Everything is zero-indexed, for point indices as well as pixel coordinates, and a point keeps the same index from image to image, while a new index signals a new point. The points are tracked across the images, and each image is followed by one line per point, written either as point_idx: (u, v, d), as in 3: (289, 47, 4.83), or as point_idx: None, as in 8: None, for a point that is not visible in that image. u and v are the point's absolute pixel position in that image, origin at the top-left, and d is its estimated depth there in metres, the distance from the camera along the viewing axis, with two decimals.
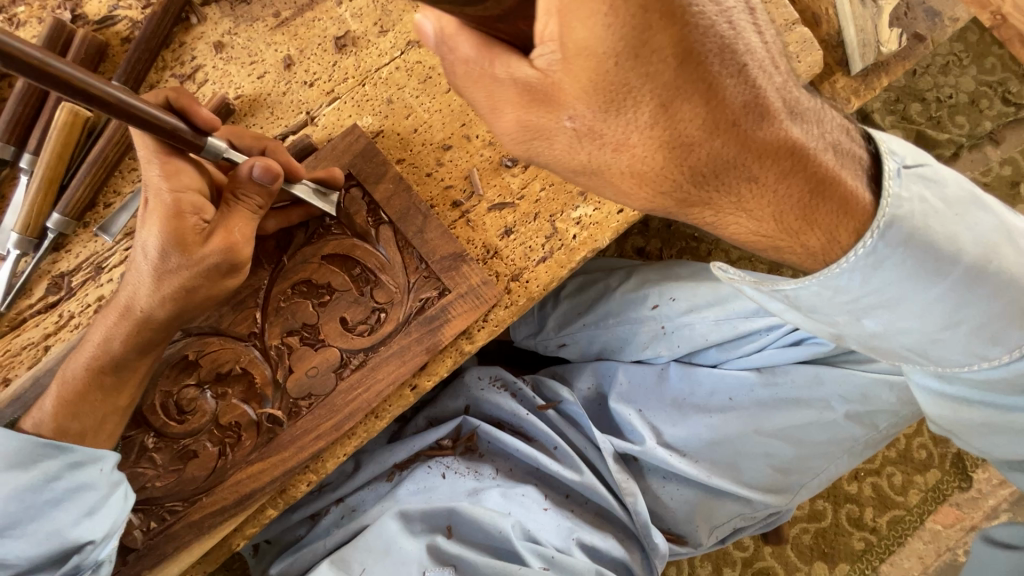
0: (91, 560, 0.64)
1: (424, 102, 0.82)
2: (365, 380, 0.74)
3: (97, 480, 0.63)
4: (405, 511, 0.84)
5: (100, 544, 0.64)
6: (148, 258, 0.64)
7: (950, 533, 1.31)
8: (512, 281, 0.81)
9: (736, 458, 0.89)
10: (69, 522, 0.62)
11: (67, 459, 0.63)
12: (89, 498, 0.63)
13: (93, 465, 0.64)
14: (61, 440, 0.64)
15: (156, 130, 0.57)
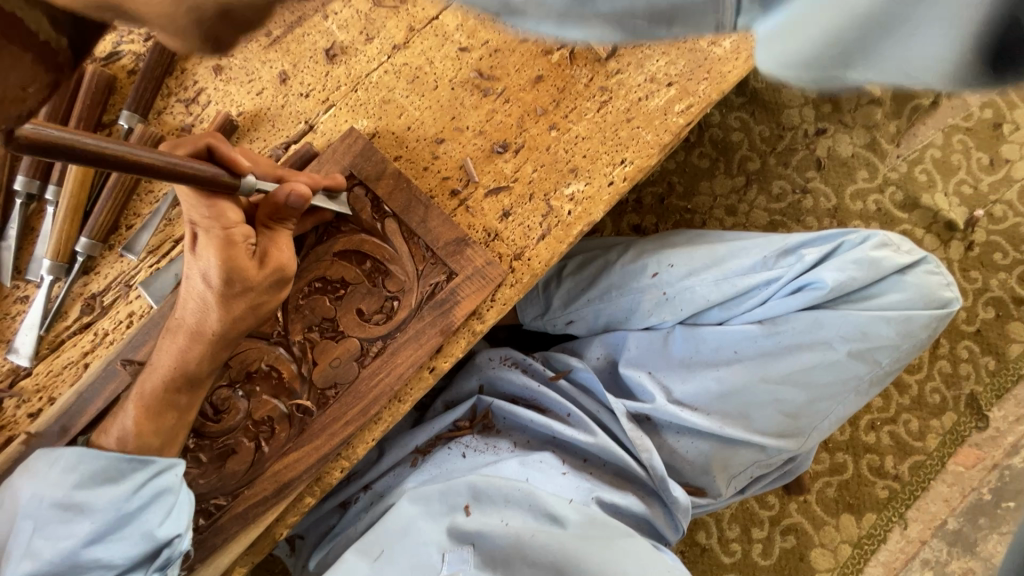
0: (179, 552, 0.69)
1: (415, 101, 0.87)
2: (386, 366, 0.78)
3: (172, 483, 0.68)
4: (424, 494, 0.86)
5: (185, 537, 0.69)
6: (210, 284, 0.68)
7: (972, 473, 1.33)
8: (515, 260, 0.85)
9: (746, 408, 0.92)
10: (155, 523, 0.66)
11: (145, 467, 0.67)
12: (169, 500, 0.67)
13: (168, 470, 0.68)
14: (140, 453, 0.68)
15: (204, 182, 0.60)
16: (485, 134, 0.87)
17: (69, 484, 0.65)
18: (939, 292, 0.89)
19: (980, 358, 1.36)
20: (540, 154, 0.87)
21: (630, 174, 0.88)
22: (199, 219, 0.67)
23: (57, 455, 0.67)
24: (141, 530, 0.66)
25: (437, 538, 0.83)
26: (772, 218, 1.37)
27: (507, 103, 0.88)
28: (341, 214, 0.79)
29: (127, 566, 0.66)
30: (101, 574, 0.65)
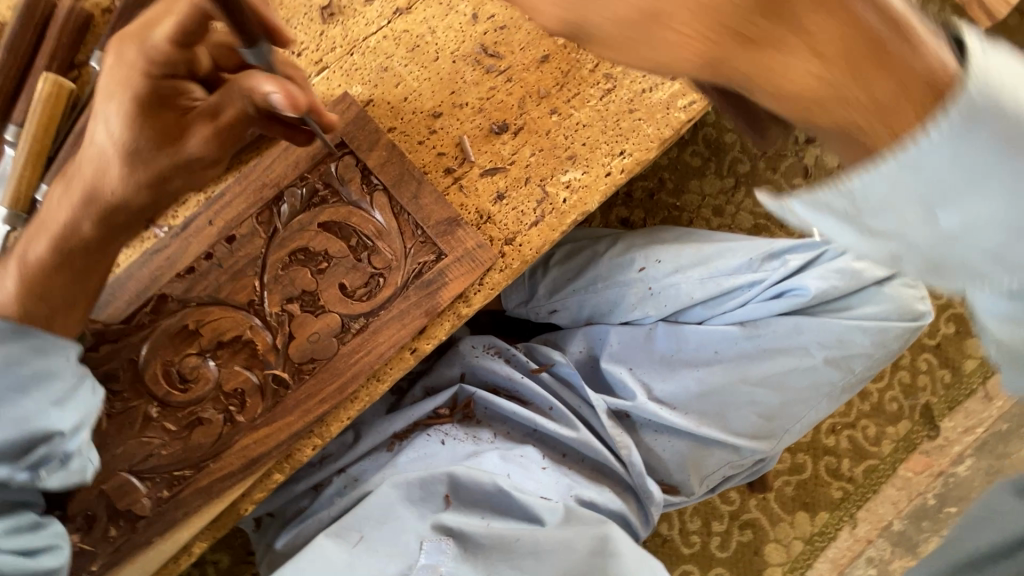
0: (60, 452, 0.62)
1: (414, 71, 0.83)
2: (367, 344, 0.76)
3: (61, 368, 0.62)
4: (405, 480, 0.87)
5: (71, 436, 0.62)
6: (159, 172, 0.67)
7: (919, 479, 1.40)
8: (507, 245, 0.83)
9: (723, 408, 0.94)
10: (36, 408, 0.60)
11: (28, 342, 0.61)
12: (55, 385, 0.62)
13: (59, 352, 0.63)
14: (25, 322, 0.62)
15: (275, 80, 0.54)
16: (484, 113, 0.84)
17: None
18: (915, 304, 0.91)
19: (938, 370, 1.42)
20: (538, 138, 0.85)
21: (629, 166, 0.87)
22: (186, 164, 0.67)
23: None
24: (15, 416, 0.60)
25: (416, 524, 0.85)
26: (757, 221, 1.39)
27: (509, 82, 0.85)
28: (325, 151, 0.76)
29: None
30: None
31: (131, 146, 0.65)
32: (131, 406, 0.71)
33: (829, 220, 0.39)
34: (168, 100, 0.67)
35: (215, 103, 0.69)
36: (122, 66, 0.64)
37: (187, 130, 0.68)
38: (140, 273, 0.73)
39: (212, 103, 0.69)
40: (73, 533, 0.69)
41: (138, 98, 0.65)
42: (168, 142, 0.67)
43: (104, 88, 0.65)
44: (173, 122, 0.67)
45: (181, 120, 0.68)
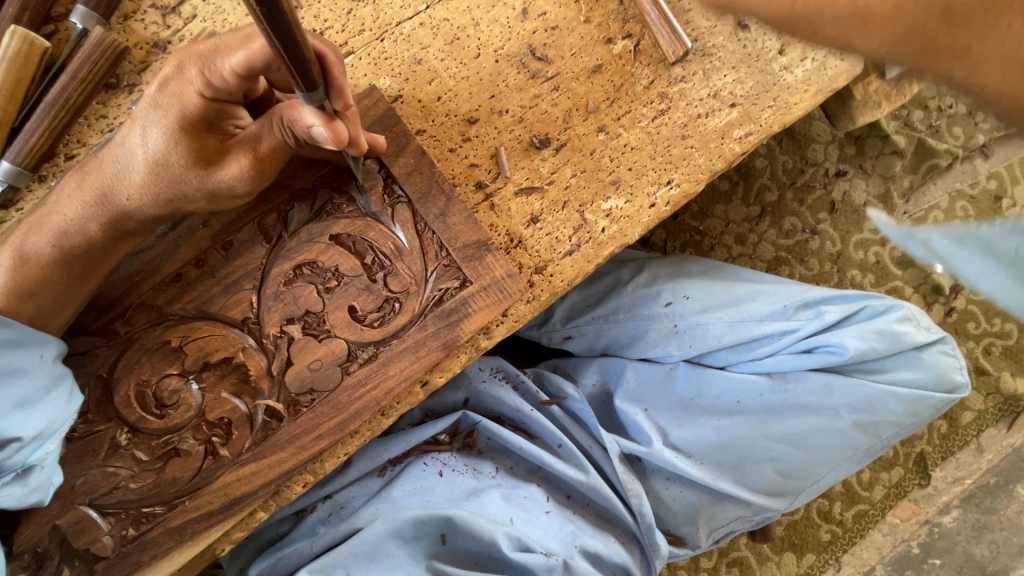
0: (14, 462, 0.55)
1: (451, 67, 0.74)
2: (375, 376, 0.67)
3: (34, 367, 0.56)
4: (400, 520, 0.82)
5: (29, 445, 0.55)
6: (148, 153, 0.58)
7: (905, 526, 1.40)
8: (536, 274, 0.75)
9: (742, 462, 0.90)
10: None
11: (5, 335, 0.56)
12: (20, 385, 0.55)
13: (35, 349, 0.57)
14: (7, 316, 0.57)
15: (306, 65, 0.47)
16: (525, 122, 0.75)
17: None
18: (951, 375, 0.88)
19: (935, 420, 1.41)
20: (582, 158, 0.76)
21: (675, 199, 0.78)
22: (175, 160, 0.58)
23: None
24: None
25: (407, 565, 0.82)
26: (778, 253, 1.33)
27: (555, 91, 0.76)
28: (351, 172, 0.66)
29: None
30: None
31: (162, 159, 0.58)
32: (96, 430, 0.61)
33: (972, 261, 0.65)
34: (213, 124, 0.60)
35: (258, 131, 0.60)
36: (175, 80, 0.57)
37: (225, 156, 0.59)
38: (119, 276, 0.63)
39: (255, 132, 0.60)
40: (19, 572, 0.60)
41: (182, 115, 0.57)
42: (201, 165, 0.58)
43: (150, 98, 0.58)
44: (213, 146, 0.60)
45: (224, 144, 0.60)
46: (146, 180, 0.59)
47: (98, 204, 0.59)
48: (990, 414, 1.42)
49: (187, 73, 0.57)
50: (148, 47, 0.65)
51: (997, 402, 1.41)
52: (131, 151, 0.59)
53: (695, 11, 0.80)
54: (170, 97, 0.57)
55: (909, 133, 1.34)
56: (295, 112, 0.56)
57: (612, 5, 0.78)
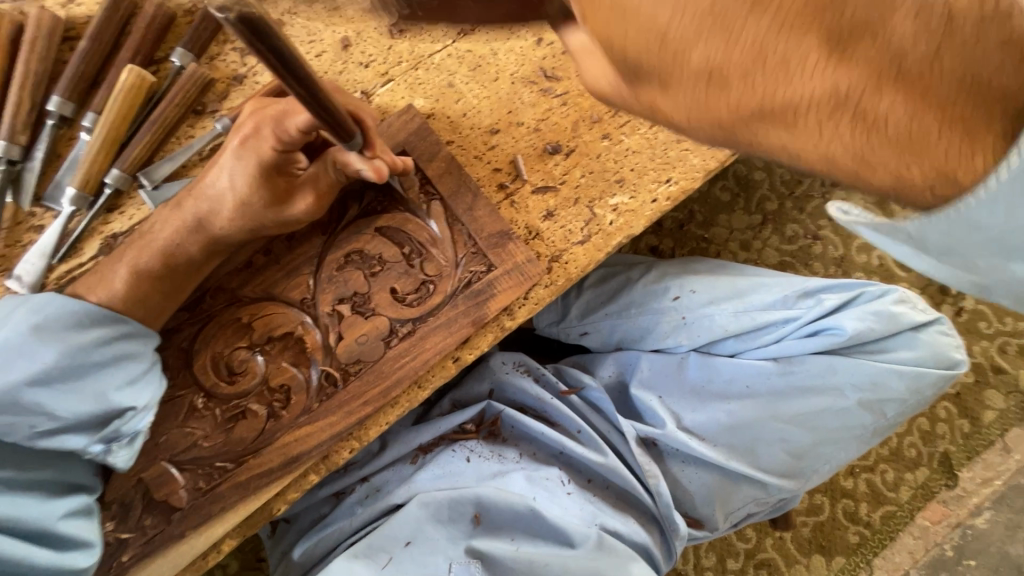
0: (129, 429, 0.66)
1: (474, 89, 0.86)
2: (413, 349, 0.76)
3: (141, 353, 0.67)
4: (434, 501, 0.88)
5: (139, 414, 0.66)
6: (233, 191, 0.69)
7: (937, 529, 1.38)
8: (553, 261, 0.84)
9: (753, 443, 0.95)
10: (113, 385, 0.65)
11: (120, 328, 0.67)
12: (134, 367, 0.66)
13: (141, 340, 0.68)
14: (119, 313, 0.67)
15: (332, 124, 0.59)
16: (539, 133, 0.87)
17: (28, 325, 0.63)
18: (948, 352, 0.93)
19: (957, 419, 1.41)
20: (589, 161, 0.88)
21: (674, 195, 0.88)
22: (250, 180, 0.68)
23: (23, 298, 0.65)
24: (95, 389, 0.65)
25: (446, 547, 0.87)
26: (782, 258, 1.41)
27: (564, 106, 0.88)
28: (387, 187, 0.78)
29: (70, 425, 0.63)
30: (39, 423, 0.62)
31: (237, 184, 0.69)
32: (178, 396, 0.71)
33: (898, 245, 0.50)
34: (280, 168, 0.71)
35: (315, 173, 0.72)
36: (253, 138, 0.68)
37: (293, 193, 0.71)
38: None
39: (313, 173, 0.72)
40: (108, 521, 0.69)
41: (260, 164, 0.68)
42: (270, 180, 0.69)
43: (232, 150, 0.69)
44: (285, 189, 0.70)
45: (292, 182, 0.71)
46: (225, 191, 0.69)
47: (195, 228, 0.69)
48: (1013, 413, 1.42)
49: (262, 132, 0.68)
50: (228, 81, 0.80)
51: (1017, 401, 1.42)
52: (222, 192, 0.69)
53: None
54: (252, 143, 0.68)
55: None
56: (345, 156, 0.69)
57: None
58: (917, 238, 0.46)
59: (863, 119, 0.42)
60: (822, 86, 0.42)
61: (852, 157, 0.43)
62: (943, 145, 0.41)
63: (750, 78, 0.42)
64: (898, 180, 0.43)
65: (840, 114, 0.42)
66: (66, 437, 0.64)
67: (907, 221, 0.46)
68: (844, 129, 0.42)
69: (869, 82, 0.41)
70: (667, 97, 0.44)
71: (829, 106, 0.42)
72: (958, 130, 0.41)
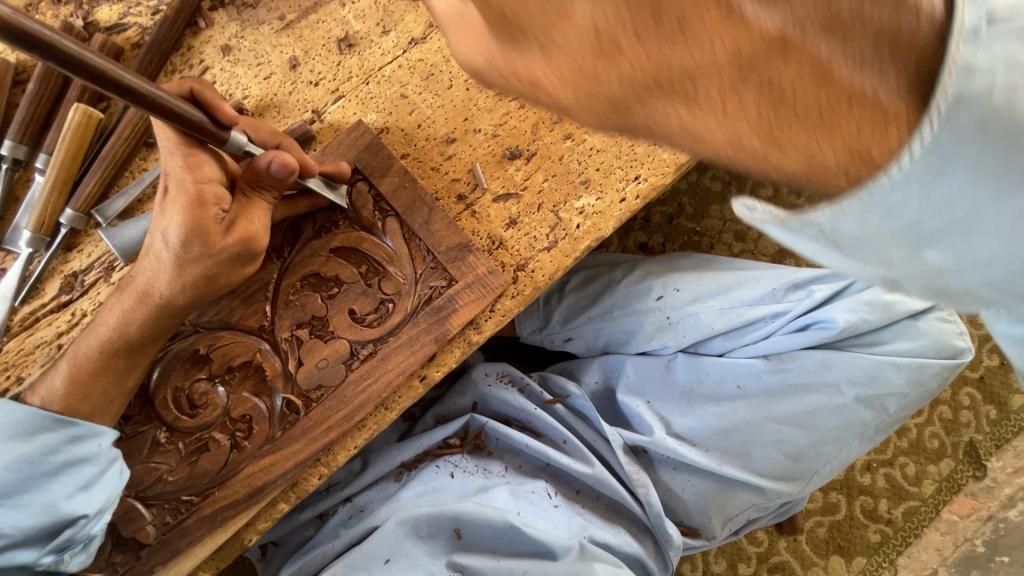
0: (83, 534, 0.64)
1: (428, 98, 0.84)
2: (375, 371, 0.75)
3: (95, 454, 0.64)
4: (412, 517, 0.86)
5: (92, 520, 0.64)
6: (170, 245, 0.65)
7: (966, 524, 1.30)
8: (518, 271, 0.82)
9: (747, 446, 0.90)
10: (63, 494, 0.63)
11: (70, 432, 0.64)
12: (86, 472, 0.64)
13: (93, 439, 0.65)
14: (67, 414, 0.65)
15: (182, 123, 0.59)
16: (498, 138, 0.84)
17: None
18: (952, 340, 0.86)
19: (982, 406, 1.32)
20: (552, 164, 0.84)
21: (644, 192, 0.84)
22: (172, 171, 0.66)
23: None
24: (44, 500, 0.62)
25: (427, 562, 0.85)
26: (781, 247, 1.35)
27: (522, 109, 0.85)
28: (336, 205, 0.76)
29: (18, 538, 0.62)
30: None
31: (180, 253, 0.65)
32: (141, 431, 0.71)
33: (806, 242, 0.36)
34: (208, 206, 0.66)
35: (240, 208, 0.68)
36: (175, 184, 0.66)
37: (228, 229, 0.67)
38: None
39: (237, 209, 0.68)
40: None
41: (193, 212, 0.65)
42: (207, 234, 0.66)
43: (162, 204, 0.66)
44: (222, 226, 0.66)
45: (223, 218, 0.67)
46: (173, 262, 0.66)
47: (139, 297, 0.67)
48: None
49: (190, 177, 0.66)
50: None
51: None
52: (163, 254, 0.66)
53: None
54: (184, 189, 0.65)
55: None
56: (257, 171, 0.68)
57: None
58: (833, 231, 0.34)
59: (764, 92, 0.31)
60: (731, 45, 0.31)
61: (758, 137, 0.33)
62: (853, 118, 0.30)
63: (643, 39, 0.33)
64: (809, 163, 0.32)
65: (740, 87, 0.32)
66: (16, 549, 0.62)
67: (819, 212, 0.33)
68: (749, 107, 0.32)
69: (769, 49, 0.30)
70: (548, 64, 0.38)
71: (728, 79, 0.32)
72: (872, 104, 0.29)
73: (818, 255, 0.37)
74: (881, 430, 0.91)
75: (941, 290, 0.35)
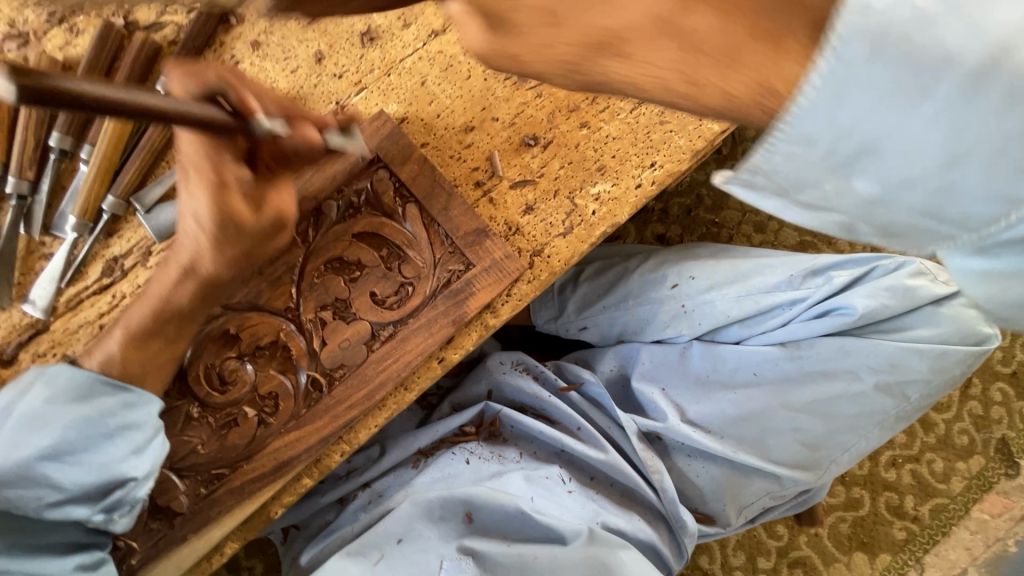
0: (132, 496, 0.68)
1: (447, 89, 0.86)
2: (395, 351, 0.77)
3: (145, 421, 0.68)
4: (425, 500, 0.89)
5: (141, 483, 0.68)
6: (201, 225, 0.63)
7: (998, 523, 1.26)
8: (535, 256, 0.83)
9: (763, 434, 0.90)
10: (118, 456, 0.67)
11: (123, 398, 0.68)
12: (136, 436, 0.67)
13: (143, 407, 0.69)
14: (120, 380, 0.69)
15: (216, 126, 0.53)
16: (515, 126, 0.86)
17: (41, 398, 0.65)
18: (977, 326, 0.85)
19: (1015, 402, 1.28)
20: (568, 151, 0.86)
21: (660, 178, 0.85)
22: (191, 154, 0.61)
23: (37, 370, 0.67)
24: (100, 461, 0.66)
25: (438, 546, 0.87)
26: (802, 238, 1.33)
27: (539, 97, 0.87)
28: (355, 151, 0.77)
29: (74, 495, 0.66)
30: (45, 496, 0.65)
31: (212, 232, 0.63)
32: (175, 406, 0.74)
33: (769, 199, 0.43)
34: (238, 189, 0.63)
35: (264, 187, 0.66)
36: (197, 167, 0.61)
37: (259, 210, 0.65)
38: None
39: (264, 187, 0.66)
40: None
41: (222, 200, 0.61)
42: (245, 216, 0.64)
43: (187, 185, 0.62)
44: (251, 207, 0.64)
45: (254, 198, 0.64)
46: (209, 243, 0.64)
47: (181, 271, 0.67)
48: None
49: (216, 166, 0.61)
50: None
51: None
52: (192, 230, 0.64)
53: None
54: (206, 174, 0.61)
55: None
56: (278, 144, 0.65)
57: None
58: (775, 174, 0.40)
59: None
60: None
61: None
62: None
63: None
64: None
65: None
66: (69, 507, 0.66)
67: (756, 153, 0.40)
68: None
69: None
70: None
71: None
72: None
73: (782, 214, 0.43)
74: (903, 418, 0.89)
75: (896, 227, 0.40)
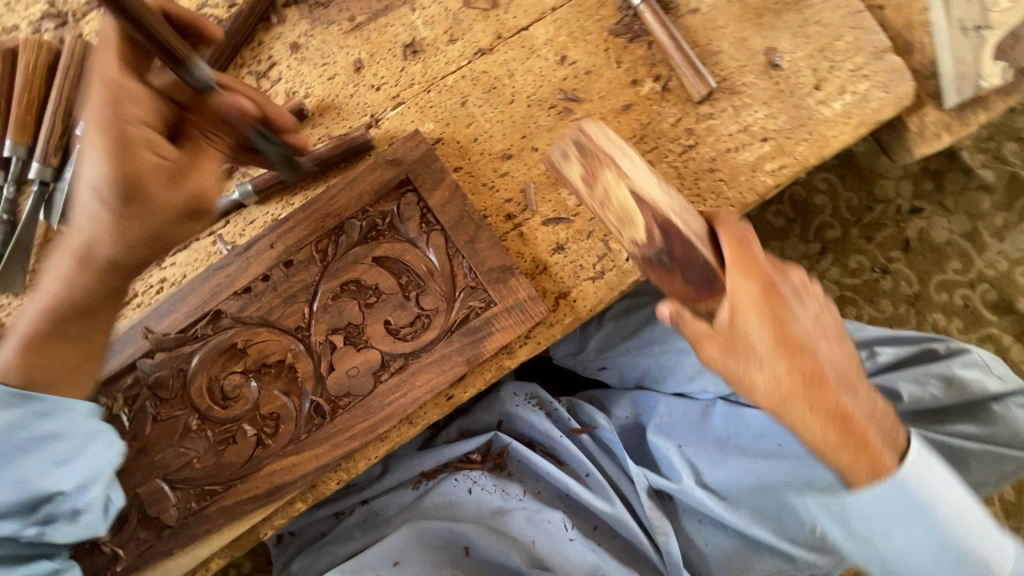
0: (68, 507, 0.63)
1: (487, 112, 0.82)
2: (403, 385, 0.74)
3: (68, 429, 0.62)
4: (423, 527, 0.87)
5: (75, 492, 0.63)
6: (102, 197, 0.57)
7: None
8: (560, 298, 0.79)
9: (782, 508, 0.85)
10: (40, 469, 0.60)
11: (35, 407, 0.61)
12: (60, 446, 0.61)
13: (64, 414, 0.62)
14: (27, 388, 0.61)
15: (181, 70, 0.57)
16: None
17: None
18: None
19: None
20: None
21: None
22: (95, 110, 0.57)
23: None
24: (18, 477, 0.60)
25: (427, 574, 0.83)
26: (842, 293, 1.26)
27: None
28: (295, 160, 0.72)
29: None
30: None
31: (118, 203, 0.57)
32: (175, 416, 0.72)
33: None
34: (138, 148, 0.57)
35: (188, 159, 0.60)
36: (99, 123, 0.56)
37: (175, 181, 0.59)
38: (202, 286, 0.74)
39: (187, 159, 0.60)
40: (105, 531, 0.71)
41: (126, 158, 0.56)
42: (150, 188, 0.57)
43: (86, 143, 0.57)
44: (164, 177, 0.58)
45: (169, 169, 0.59)
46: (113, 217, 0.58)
47: (78, 258, 0.60)
48: None
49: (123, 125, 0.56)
50: None
51: None
52: (91, 203, 0.58)
53: (724, 52, 0.85)
54: (107, 130, 0.56)
55: (1000, 167, 1.26)
56: (219, 110, 0.61)
57: (641, 51, 0.83)
58: None
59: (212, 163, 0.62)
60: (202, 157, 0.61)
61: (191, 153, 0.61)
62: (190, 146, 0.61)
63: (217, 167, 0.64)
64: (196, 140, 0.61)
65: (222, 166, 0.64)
66: None
67: None
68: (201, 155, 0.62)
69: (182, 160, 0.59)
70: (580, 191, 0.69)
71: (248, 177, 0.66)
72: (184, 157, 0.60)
73: None
74: None
75: None
